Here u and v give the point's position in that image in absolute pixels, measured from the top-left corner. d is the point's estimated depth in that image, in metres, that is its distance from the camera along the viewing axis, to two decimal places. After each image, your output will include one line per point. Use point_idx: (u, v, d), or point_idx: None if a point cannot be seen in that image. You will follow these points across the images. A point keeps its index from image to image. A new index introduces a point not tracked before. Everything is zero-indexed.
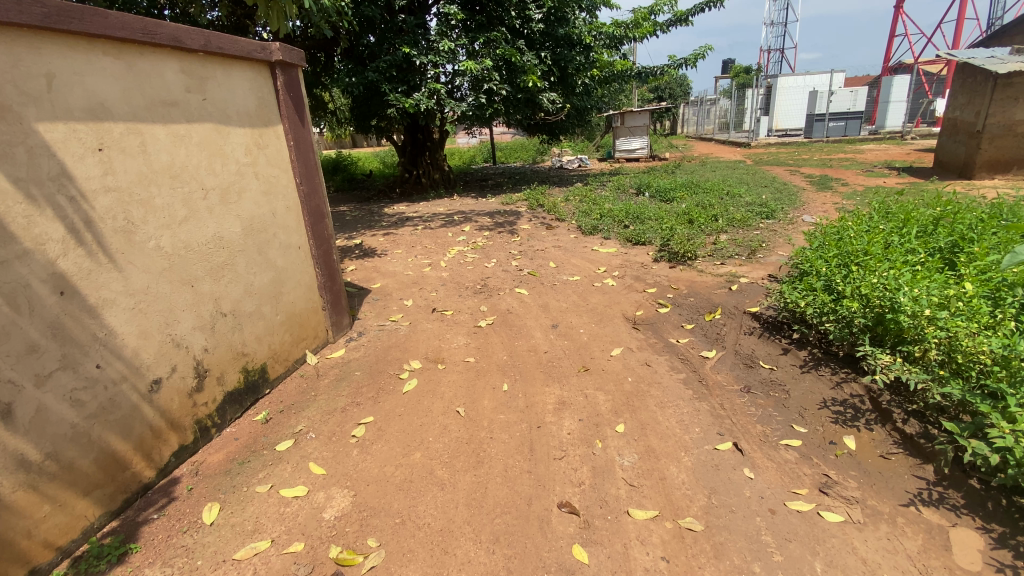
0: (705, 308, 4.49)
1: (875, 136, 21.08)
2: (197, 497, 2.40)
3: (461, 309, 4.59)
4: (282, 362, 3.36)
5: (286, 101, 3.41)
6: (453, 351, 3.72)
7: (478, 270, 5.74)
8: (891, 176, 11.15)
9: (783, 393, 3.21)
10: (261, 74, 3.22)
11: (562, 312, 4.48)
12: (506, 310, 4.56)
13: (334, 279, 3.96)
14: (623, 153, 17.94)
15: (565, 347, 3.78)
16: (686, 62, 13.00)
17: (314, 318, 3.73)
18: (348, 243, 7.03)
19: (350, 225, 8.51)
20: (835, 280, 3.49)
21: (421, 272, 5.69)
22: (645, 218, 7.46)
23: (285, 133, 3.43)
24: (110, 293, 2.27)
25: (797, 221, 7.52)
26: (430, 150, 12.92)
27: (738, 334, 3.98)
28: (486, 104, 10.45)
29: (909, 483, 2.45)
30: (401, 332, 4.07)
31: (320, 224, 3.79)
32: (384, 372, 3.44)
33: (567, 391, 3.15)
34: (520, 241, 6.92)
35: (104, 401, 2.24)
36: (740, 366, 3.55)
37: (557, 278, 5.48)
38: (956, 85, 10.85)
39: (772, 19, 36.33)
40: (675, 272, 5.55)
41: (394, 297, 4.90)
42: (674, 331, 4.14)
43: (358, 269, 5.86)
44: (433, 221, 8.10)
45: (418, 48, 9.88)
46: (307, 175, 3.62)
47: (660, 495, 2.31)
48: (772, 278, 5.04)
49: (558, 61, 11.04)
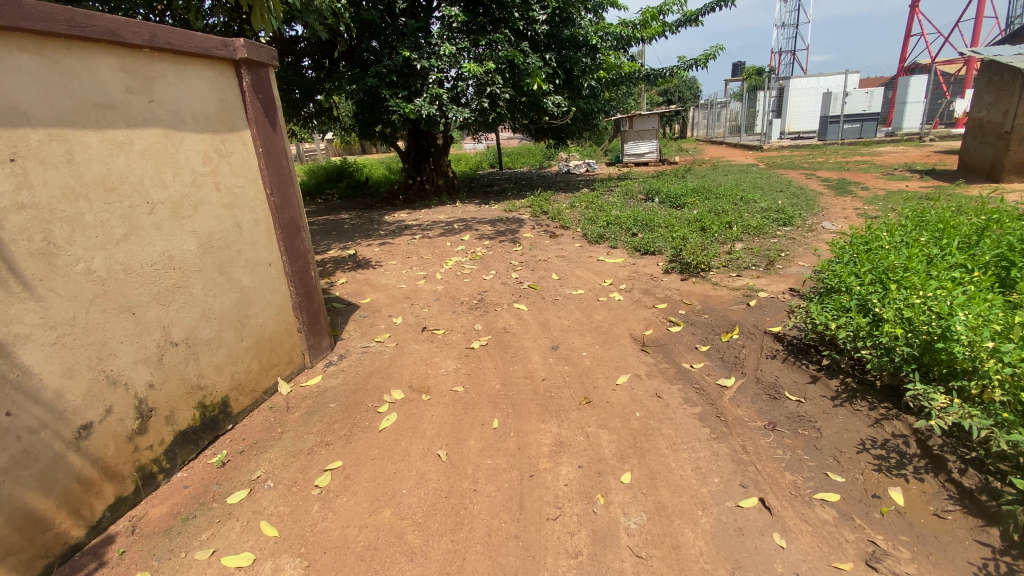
0: (721, 327, 4.10)
1: (892, 138, 20.47)
2: (128, 564, 2.07)
3: (454, 327, 4.23)
4: (248, 394, 3.02)
5: (254, 102, 3.08)
6: (440, 378, 3.35)
7: (475, 283, 5.38)
8: (914, 180, 10.64)
9: (814, 432, 2.82)
10: (223, 74, 2.90)
11: (564, 332, 4.10)
12: (502, 328, 4.19)
13: (313, 299, 3.62)
14: (632, 157, 17.54)
15: (565, 373, 3.40)
16: (697, 63, 12.60)
17: (289, 342, 3.39)
18: (342, 253, 6.71)
19: (347, 234, 8.22)
20: (871, 300, 3.08)
21: (415, 285, 5.34)
22: (654, 226, 7.06)
23: (254, 139, 3.10)
24: (24, 327, 1.95)
25: (817, 228, 7.09)
26: (433, 156, 12.62)
27: (758, 358, 3.59)
28: (489, 108, 10.08)
29: (972, 552, 2.06)
30: (386, 355, 3.72)
31: (297, 239, 3.44)
32: (361, 405, 3.06)
33: (566, 428, 2.76)
34: (522, 251, 6.56)
35: (17, 454, 1.91)
36: (763, 398, 3.15)
37: (559, 292, 5.11)
38: (981, 84, 10.36)
39: (783, 21, 36.04)
40: (687, 285, 5.14)
41: (383, 314, 4.56)
42: (688, 354, 3.74)
43: (348, 281, 5.53)
44: (432, 230, 7.77)
45: (419, 52, 9.58)
46: (280, 185, 3.29)
47: (673, 570, 1.93)
48: (795, 294, 4.63)
49: (563, 63, 10.65)
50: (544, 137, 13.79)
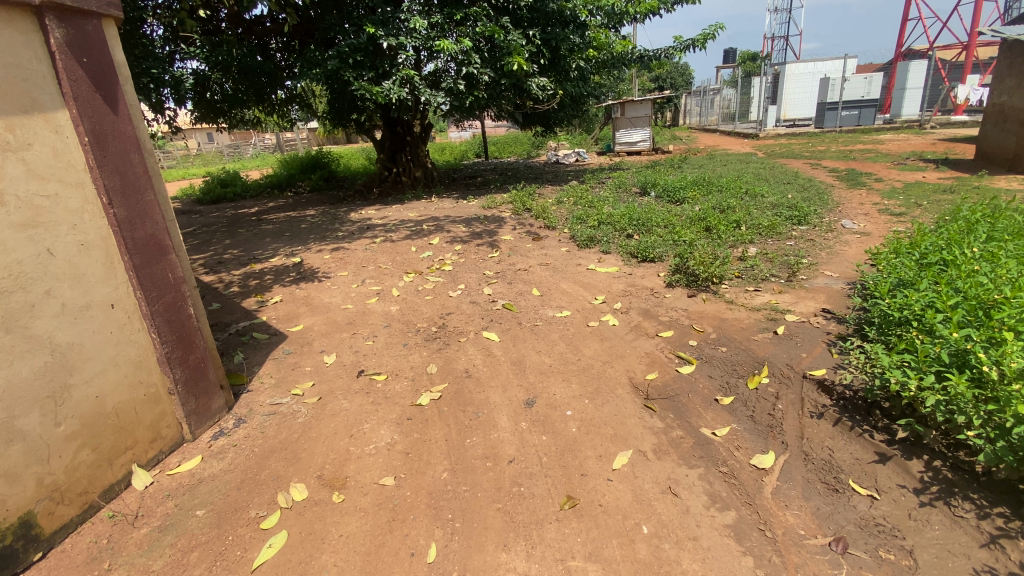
0: (744, 367, 3.18)
1: (891, 125, 19.67)
2: None
3: (400, 369, 3.24)
4: (74, 500, 2.09)
5: (71, 69, 2.08)
6: (366, 462, 2.38)
7: (438, 302, 4.42)
8: (930, 169, 9.84)
9: (901, 555, 1.93)
10: (11, 25, 1.90)
11: (543, 376, 3.14)
12: (462, 371, 3.21)
13: (195, 344, 2.63)
14: (624, 146, 16.52)
15: (542, 450, 2.44)
16: (694, 43, 11.55)
17: (152, 412, 2.45)
18: (286, 262, 5.67)
19: (301, 236, 7.19)
20: (979, 353, 2.18)
21: (364, 305, 4.35)
22: (652, 225, 6.14)
23: (75, 123, 2.10)
24: None
25: (835, 227, 6.25)
26: (410, 145, 11.54)
27: (800, 420, 2.69)
28: (466, 92, 9.00)
29: None
30: (299, 419, 2.76)
31: (163, 264, 2.46)
32: (242, 513, 2.13)
33: (537, 563, 1.86)
34: (498, 258, 5.58)
35: None
36: (818, 490, 2.24)
37: (540, 313, 4.15)
38: (1002, 66, 9.51)
39: (777, 6, 35.46)
40: (696, 303, 4.20)
41: (314, 349, 3.57)
42: (707, 412, 2.80)
43: (284, 300, 4.52)
44: (397, 231, 6.77)
45: (387, 27, 8.39)
46: (127, 190, 2.30)
47: None
48: (832, 317, 3.72)
49: (548, 40, 9.47)
50: (531, 124, 12.76)
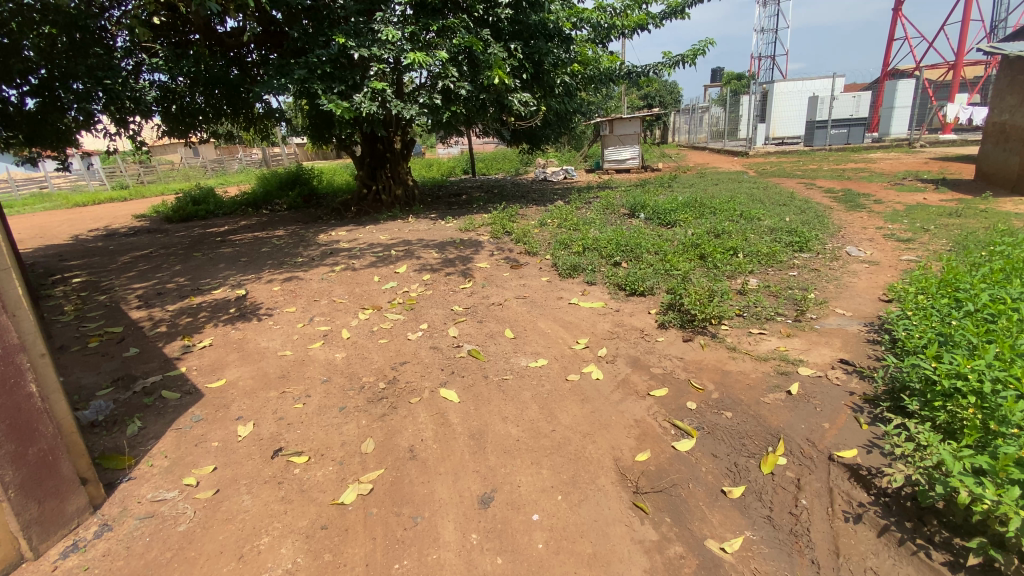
0: (756, 442, 2.57)
1: (880, 143, 19.51)
2: None
3: (329, 447, 2.59)
4: None
5: None
6: None
7: (394, 347, 3.79)
8: (929, 190, 9.42)
9: None
10: None
11: (507, 455, 2.51)
12: (406, 449, 2.56)
13: (39, 431, 1.98)
14: (613, 163, 16.08)
15: None
16: (684, 59, 11.15)
17: None
18: (229, 295, 5.00)
19: (259, 261, 6.52)
20: None
21: (306, 352, 3.71)
22: (641, 252, 5.59)
23: None
24: None
25: (840, 255, 5.73)
26: (390, 162, 10.95)
27: (831, 524, 2.09)
28: (443, 107, 8.47)
29: None
30: (184, 526, 2.12)
31: None
32: None
33: None
34: (470, 290, 4.97)
35: None
36: None
37: (512, 362, 3.53)
38: (1002, 83, 9.18)
39: (764, 27, 35.68)
40: (693, 350, 3.60)
41: (230, 416, 2.91)
42: (712, 511, 2.18)
43: (214, 345, 3.86)
44: (362, 258, 6.13)
45: (359, 39, 7.82)
46: None
47: None
48: (853, 372, 3.14)
49: (531, 54, 8.93)
50: (517, 141, 12.27)
